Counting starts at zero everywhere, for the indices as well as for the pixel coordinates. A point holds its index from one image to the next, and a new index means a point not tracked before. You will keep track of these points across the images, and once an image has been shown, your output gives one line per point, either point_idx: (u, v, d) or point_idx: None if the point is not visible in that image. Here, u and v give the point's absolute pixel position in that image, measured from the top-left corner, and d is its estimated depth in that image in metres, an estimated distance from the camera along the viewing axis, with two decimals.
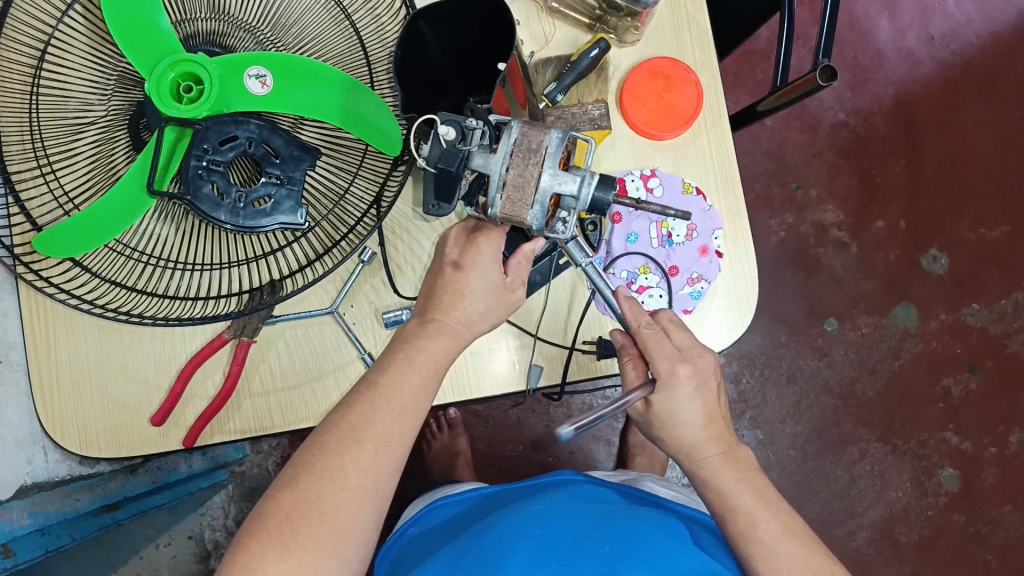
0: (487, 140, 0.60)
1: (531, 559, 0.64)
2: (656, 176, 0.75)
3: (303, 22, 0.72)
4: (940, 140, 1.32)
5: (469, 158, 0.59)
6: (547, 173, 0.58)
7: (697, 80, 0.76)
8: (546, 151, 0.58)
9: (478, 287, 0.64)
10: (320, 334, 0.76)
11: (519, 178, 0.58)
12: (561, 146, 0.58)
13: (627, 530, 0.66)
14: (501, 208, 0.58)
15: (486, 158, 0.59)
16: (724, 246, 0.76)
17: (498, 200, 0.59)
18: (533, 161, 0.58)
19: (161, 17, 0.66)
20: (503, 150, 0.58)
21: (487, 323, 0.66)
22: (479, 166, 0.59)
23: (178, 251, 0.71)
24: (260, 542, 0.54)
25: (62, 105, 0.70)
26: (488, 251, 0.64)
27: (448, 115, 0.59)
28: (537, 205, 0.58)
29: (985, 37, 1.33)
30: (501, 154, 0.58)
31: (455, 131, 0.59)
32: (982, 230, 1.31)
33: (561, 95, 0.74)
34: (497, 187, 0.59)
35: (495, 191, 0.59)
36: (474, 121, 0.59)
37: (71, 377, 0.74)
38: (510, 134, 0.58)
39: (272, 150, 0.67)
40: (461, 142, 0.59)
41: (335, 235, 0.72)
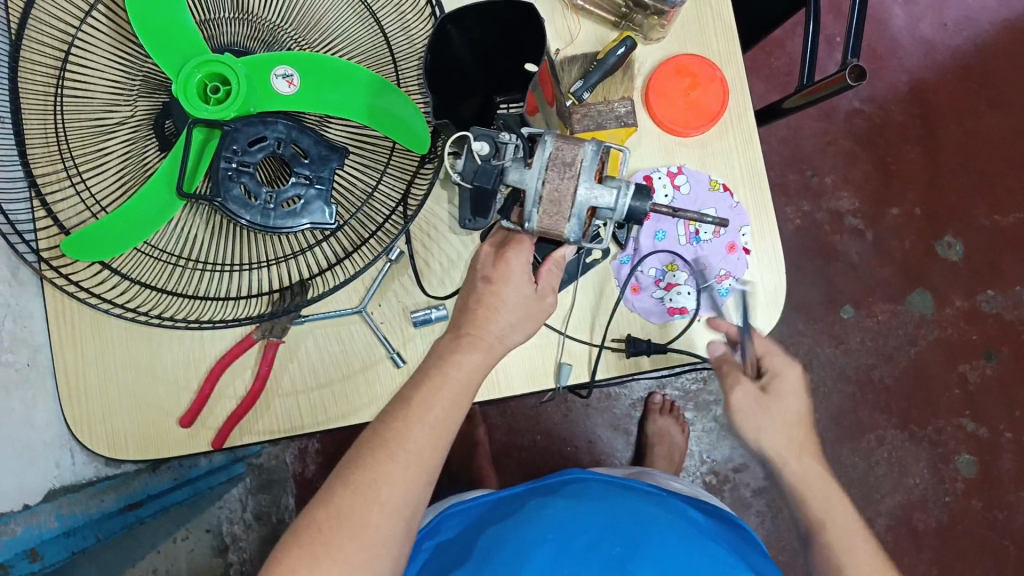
0: (522, 154, 0.53)
1: (550, 563, 0.67)
2: (683, 173, 0.75)
3: (329, 20, 0.73)
4: (956, 127, 1.31)
5: (504, 173, 0.53)
6: (583, 187, 0.52)
7: (723, 77, 0.75)
8: (581, 164, 0.51)
9: (511, 298, 0.64)
10: (349, 334, 0.75)
11: (555, 192, 0.52)
12: (596, 159, 0.52)
13: (649, 527, 0.70)
14: (538, 224, 0.52)
15: (520, 173, 0.52)
16: (751, 243, 0.75)
17: (535, 215, 0.52)
18: (568, 174, 0.52)
19: (187, 17, 0.67)
20: (538, 162, 0.52)
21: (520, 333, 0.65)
22: (514, 182, 0.52)
23: (206, 253, 0.71)
24: (293, 554, 0.55)
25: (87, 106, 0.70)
26: (516, 265, 0.64)
27: (479, 128, 0.54)
28: (574, 220, 0.52)
29: (998, 23, 1.33)
30: (537, 168, 0.52)
31: (488, 145, 0.53)
32: (997, 216, 1.31)
33: (588, 93, 0.73)
34: (532, 202, 0.52)
35: (531, 206, 0.52)
36: (507, 135, 0.53)
37: (99, 381, 0.74)
38: (544, 148, 0.52)
39: (301, 150, 0.67)
40: (494, 157, 0.53)
41: (363, 232, 0.72)
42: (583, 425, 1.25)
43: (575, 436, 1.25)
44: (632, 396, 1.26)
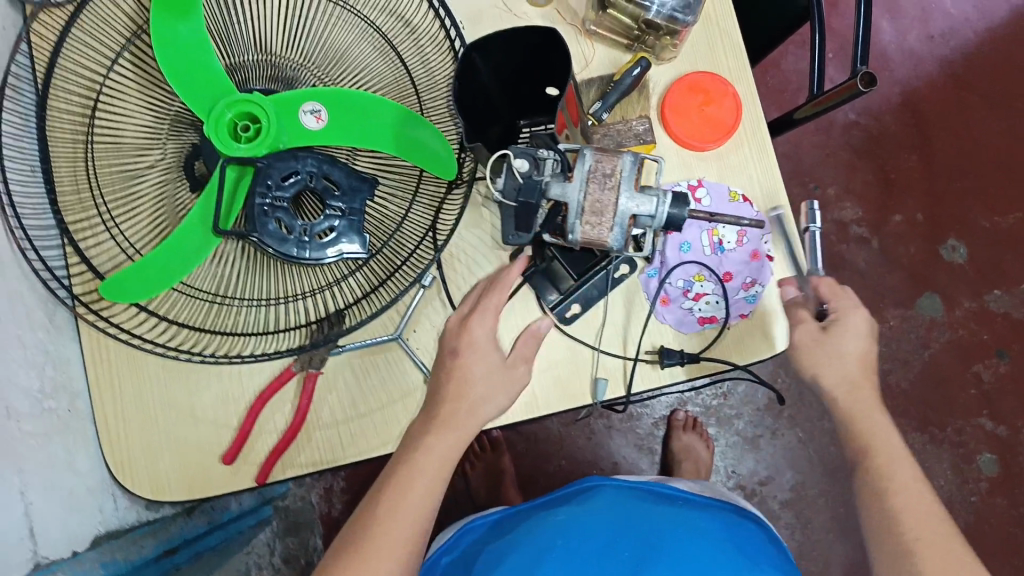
0: (561, 169, 0.55)
1: (560, 571, 0.69)
2: (703, 186, 0.77)
3: (352, 56, 0.78)
4: (950, 133, 1.34)
5: (546, 189, 0.54)
6: (625, 196, 0.53)
7: (735, 91, 0.78)
8: (621, 174, 0.53)
9: (479, 371, 0.68)
10: (386, 362, 0.76)
11: (598, 202, 0.53)
12: (634, 169, 0.54)
13: (654, 529, 0.71)
14: (582, 234, 0.53)
15: (562, 187, 0.54)
16: (774, 250, 0.76)
17: (578, 227, 0.53)
18: (609, 186, 0.53)
19: (214, 59, 0.70)
20: (579, 175, 0.53)
21: (491, 402, 0.68)
22: (556, 196, 0.54)
23: (241, 290, 0.72)
24: None
25: (118, 152, 0.71)
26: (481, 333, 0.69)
27: (518, 146, 0.55)
28: (617, 228, 0.53)
29: (982, 32, 1.37)
30: (578, 181, 0.53)
31: (527, 162, 0.54)
32: (997, 217, 1.33)
33: (606, 113, 0.76)
34: (574, 214, 0.54)
35: (574, 218, 0.54)
36: (546, 150, 0.54)
37: (140, 423, 0.75)
38: (583, 161, 0.53)
39: (333, 182, 0.70)
40: (535, 173, 0.54)
41: (395, 260, 0.73)
42: (608, 447, 1.26)
43: (600, 458, 1.26)
44: (654, 415, 1.27)
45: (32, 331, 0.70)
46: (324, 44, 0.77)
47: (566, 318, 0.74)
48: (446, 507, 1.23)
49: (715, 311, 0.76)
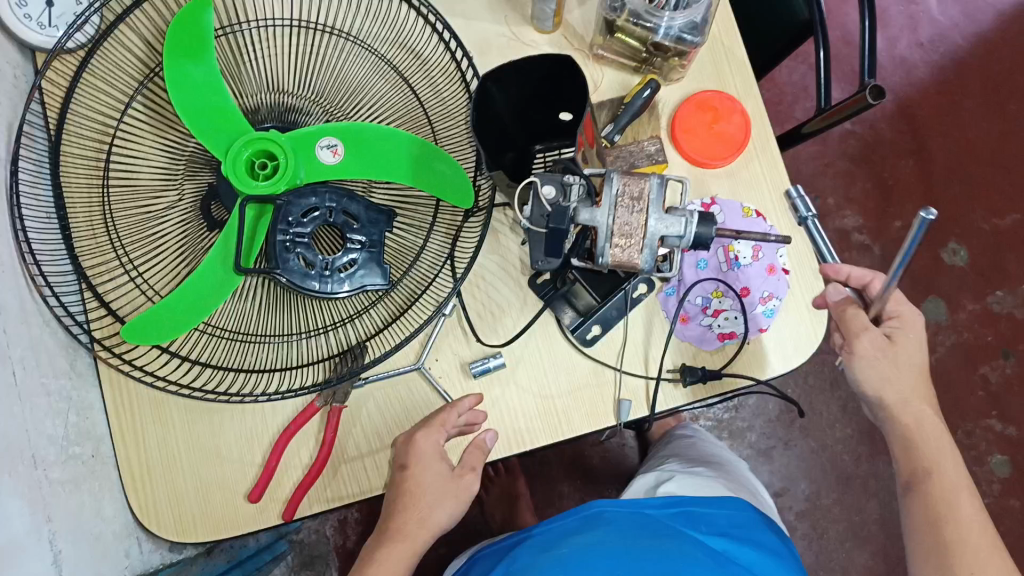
0: (586, 195, 0.55)
1: None
2: (716, 203, 0.77)
3: (366, 91, 0.79)
4: (944, 137, 1.36)
5: (574, 214, 0.54)
6: (653, 219, 0.54)
7: (742, 108, 0.79)
8: (648, 198, 0.54)
9: (429, 483, 0.69)
10: (409, 392, 0.75)
11: (626, 226, 0.54)
12: (661, 192, 0.54)
13: (659, 557, 0.70)
14: (613, 258, 0.54)
15: (591, 212, 0.54)
16: (789, 263, 0.77)
17: (609, 251, 0.54)
18: (637, 210, 0.54)
19: (229, 100, 0.72)
20: (607, 200, 0.54)
21: (445, 501, 0.70)
22: (585, 221, 0.54)
23: (265, 326, 0.73)
24: None
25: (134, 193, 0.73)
26: (427, 447, 0.69)
27: (545, 175, 0.56)
28: (647, 249, 0.54)
29: (970, 37, 1.39)
30: (605, 208, 0.54)
31: (554, 190, 0.55)
32: (995, 219, 1.35)
33: (618, 136, 0.77)
34: (604, 239, 0.54)
35: (603, 242, 0.54)
36: (571, 177, 0.55)
37: (164, 465, 0.75)
38: (611, 186, 0.54)
39: (351, 216, 0.71)
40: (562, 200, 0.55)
41: (416, 290, 0.74)
42: (622, 465, 1.26)
43: (615, 477, 1.26)
44: None
45: (55, 378, 0.70)
46: (335, 80, 0.78)
47: (587, 339, 0.75)
48: (462, 533, 1.22)
49: (731, 328, 0.76)
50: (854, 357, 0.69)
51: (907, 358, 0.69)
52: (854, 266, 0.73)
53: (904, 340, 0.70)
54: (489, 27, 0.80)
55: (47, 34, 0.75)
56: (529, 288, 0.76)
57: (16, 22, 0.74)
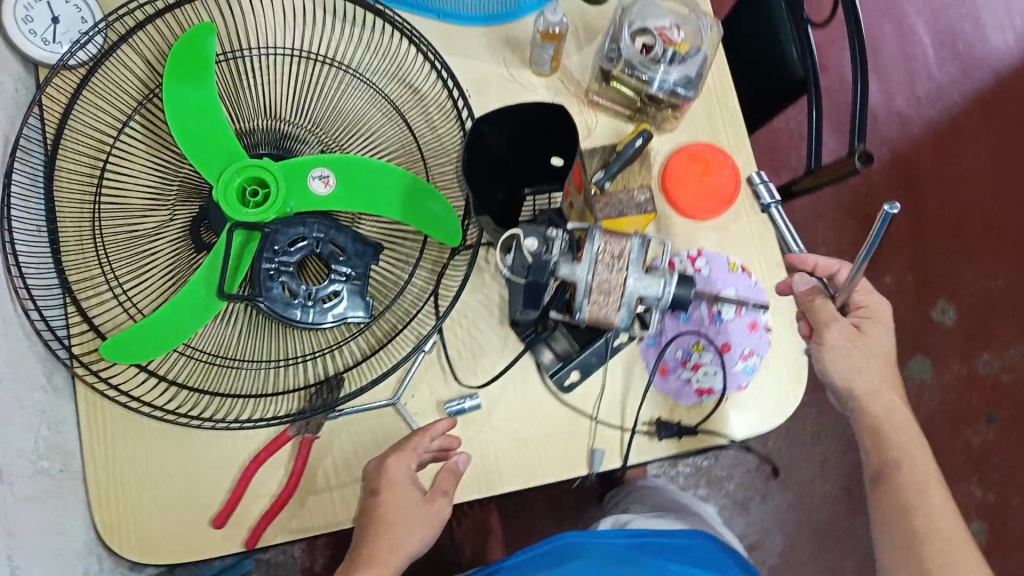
0: (568, 249, 0.55)
1: None
2: (703, 257, 0.77)
3: (363, 123, 0.79)
4: (938, 195, 1.37)
5: (554, 268, 0.54)
6: (632, 278, 0.54)
7: (733, 163, 0.79)
8: (628, 257, 0.54)
9: (402, 509, 0.66)
10: (382, 428, 0.75)
11: (605, 283, 0.54)
12: (642, 251, 0.55)
13: None
14: (589, 313, 0.54)
15: (571, 267, 0.54)
16: (772, 321, 0.77)
17: (586, 306, 0.54)
18: (616, 268, 0.54)
19: (226, 125, 0.74)
20: (587, 256, 0.54)
21: (420, 528, 0.66)
22: (564, 276, 0.54)
23: (244, 352, 0.73)
24: None
25: (125, 212, 0.75)
26: (399, 472, 0.67)
27: (529, 226, 0.55)
28: (624, 308, 0.54)
29: (968, 96, 1.40)
30: (586, 263, 0.54)
31: (537, 241, 0.55)
32: (985, 281, 1.35)
33: (609, 183, 0.77)
34: (582, 293, 0.54)
35: (582, 297, 0.54)
36: (554, 230, 0.55)
37: (133, 485, 0.74)
38: (592, 243, 0.54)
39: (338, 248, 0.72)
40: (544, 252, 0.55)
41: (398, 325, 0.74)
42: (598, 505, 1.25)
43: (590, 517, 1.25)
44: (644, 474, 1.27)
45: (28, 392, 0.69)
46: (333, 112, 0.79)
47: (564, 386, 0.75)
48: (432, 564, 1.21)
49: (704, 384, 0.76)
50: (824, 347, 0.70)
51: (879, 412, 0.69)
52: (821, 254, 0.75)
53: (880, 407, 0.69)
54: (487, 66, 0.81)
55: (50, 50, 0.78)
56: (510, 329, 0.76)
57: (22, 38, 0.76)
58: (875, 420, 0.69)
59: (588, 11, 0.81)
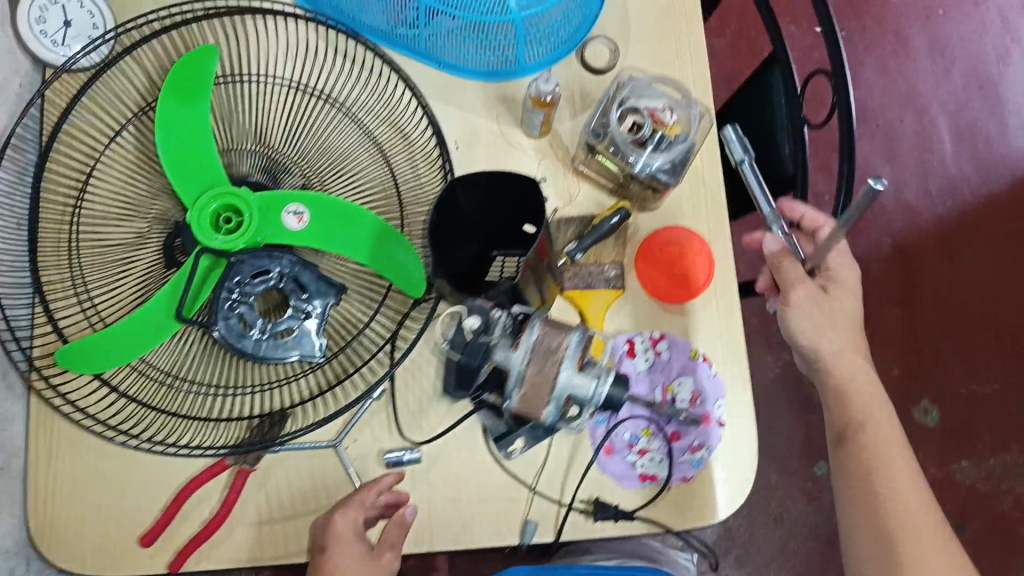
0: (509, 334, 0.62)
1: None
2: (665, 340, 0.77)
3: (348, 162, 0.80)
4: (937, 292, 1.35)
5: (492, 350, 0.62)
6: (565, 373, 0.61)
7: (710, 251, 0.79)
8: (565, 352, 0.61)
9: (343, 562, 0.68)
10: (321, 469, 0.75)
11: None
12: (579, 348, 0.61)
13: None
14: (517, 403, 0.62)
15: (506, 353, 0.61)
16: (727, 416, 0.76)
17: (515, 394, 0.61)
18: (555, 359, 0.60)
19: (210, 148, 0.74)
20: (524, 346, 0.61)
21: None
22: (499, 359, 0.61)
23: (195, 375, 0.73)
24: None
25: (103, 220, 0.76)
26: (346, 527, 0.69)
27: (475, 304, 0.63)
28: (552, 403, 0.62)
29: (980, 195, 1.38)
30: (521, 352, 0.61)
31: (480, 320, 0.62)
32: (974, 385, 1.33)
33: (581, 255, 0.76)
34: (514, 380, 0.62)
35: (513, 385, 0.62)
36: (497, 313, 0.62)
37: (69, 490, 0.74)
38: (531, 333, 0.62)
39: (301, 284, 0.72)
40: (485, 333, 0.62)
41: (350, 368, 0.75)
42: None
43: None
44: None
45: None
46: (320, 147, 0.80)
47: (508, 453, 0.74)
48: None
49: (647, 470, 0.75)
50: (790, 308, 0.72)
51: None
52: (809, 208, 0.77)
53: None
54: (479, 120, 0.81)
55: (57, 52, 0.78)
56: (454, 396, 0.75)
57: (32, 39, 0.78)
58: (839, 381, 0.72)
59: (588, 79, 0.82)
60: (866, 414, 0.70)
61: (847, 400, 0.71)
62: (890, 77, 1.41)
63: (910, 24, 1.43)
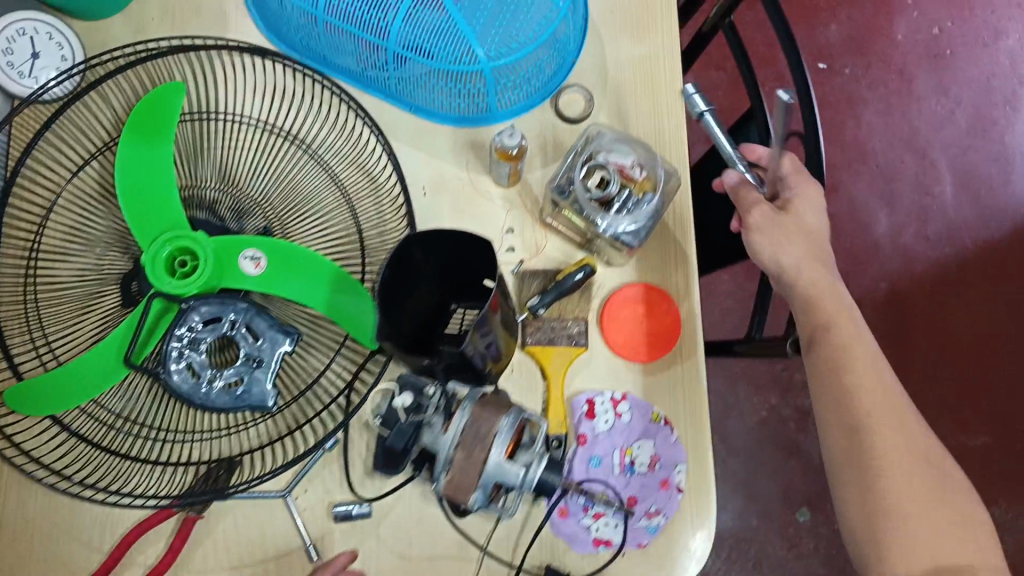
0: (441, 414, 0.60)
1: None
2: (626, 401, 0.75)
3: (310, 204, 0.78)
4: (930, 339, 1.32)
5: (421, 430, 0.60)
6: (494, 458, 0.55)
7: (676, 311, 0.77)
8: (497, 434, 0.56)
9: None
10: (270, 517, 0.75)
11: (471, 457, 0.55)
12: (511, 431, 0.56)
13: None
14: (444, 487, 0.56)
15: (434, 434, 0.59)
16: (686, 482, 0.74)
17: (441, 480, 0.57)
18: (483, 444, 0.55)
19: (170, 190, 0.74)
20: (453, 427, 0.57)
21: None
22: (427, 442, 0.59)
23: (145, 420, 0.73)
24: None
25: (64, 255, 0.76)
26: None
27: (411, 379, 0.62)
28: (479, 490, 0.56)
29: (980, 242, 1.35)
30: (449, 433, 0.57)
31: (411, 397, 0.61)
32: (964, 437, 1.29)
33: (543, 309, 0.75)
34: (442, 464, 0.57)
35: (440, 469, 0.58)
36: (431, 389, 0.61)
37: (19, 527, 0.75)
38: (460, 415, 0.57)
39: (252, 331, 0.71)
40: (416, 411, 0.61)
41: (303, 416, 0.75)
42: None
43: None
44: None
45: None
46: (283, 188, 0.78)
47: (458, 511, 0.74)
48: None
49: (601, 536, 0.73)
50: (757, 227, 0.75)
51: None
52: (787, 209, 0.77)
53: None
54: (448, 166, 0.80)
55: (24, 84, 0.77)
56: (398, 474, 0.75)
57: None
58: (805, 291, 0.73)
59: (561, 128, 0.80)
60: (833, 345, 0.71)
61: (815, 309, 0.73)
62: (892, 116, 1.38)
63: (915, 64, 1.40)
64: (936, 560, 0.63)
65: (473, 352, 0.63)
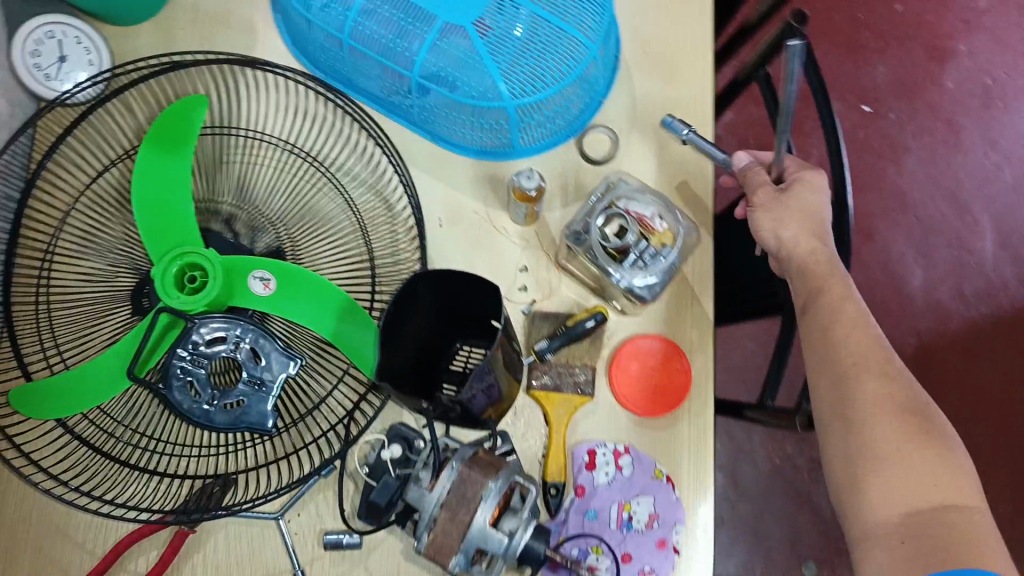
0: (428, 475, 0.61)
1: None
2: (628, 455, 0.73)
3: (324, 226, 0.77)
4: (956, 400, 1.27)
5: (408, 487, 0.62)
6: (478, 523, 0.57)
7: (689, 366, 0.74)
8: (482, 500, 0.57)
9: None
10: (260, 538, 0.74)
11: None
12: (497, 498, 0.57)
13: None
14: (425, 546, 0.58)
15: (420, 493, 0.60)
16: (683, 543, 0.72)
17: (424, 539, 0.58)
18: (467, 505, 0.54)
19: (186, 204, 0.73)
20: (438, 490, 0.59)
21: None
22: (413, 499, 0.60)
23: (143, 431, 0.72)
24: None
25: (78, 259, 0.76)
26: None
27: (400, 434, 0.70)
28: (461, 553, 0.57)
29: (1018, 304, 1.30)
30: (436, 494, 0.59)
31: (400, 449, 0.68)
32: None
33: (551, 354, 0.73)
34: (425, 523, 0.59)
35: (423, 528, 0.59)
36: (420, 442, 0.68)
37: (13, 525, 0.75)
38: (446, 477, 0.59)
39: (258, 353, 0.69)
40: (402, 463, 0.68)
41: (303, 440, 0.74)
42: None
43: None
44: None
45: None
46: (298, 208, 0.77)
47: None
48: None
49: None
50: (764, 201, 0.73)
51: None
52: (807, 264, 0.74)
53: None
54: (466, 199, 0.78)
55: (50, 86, 0.77)
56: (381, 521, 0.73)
57: (25, 70, 0.77)
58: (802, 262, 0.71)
59: (584, 168, 0.78)
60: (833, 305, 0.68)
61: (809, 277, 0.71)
62: (936, 166, 1.34)
63: (964, 114, 1.36)
64: (911, 515, 0.59)
65: (471, 395, 0.61)
